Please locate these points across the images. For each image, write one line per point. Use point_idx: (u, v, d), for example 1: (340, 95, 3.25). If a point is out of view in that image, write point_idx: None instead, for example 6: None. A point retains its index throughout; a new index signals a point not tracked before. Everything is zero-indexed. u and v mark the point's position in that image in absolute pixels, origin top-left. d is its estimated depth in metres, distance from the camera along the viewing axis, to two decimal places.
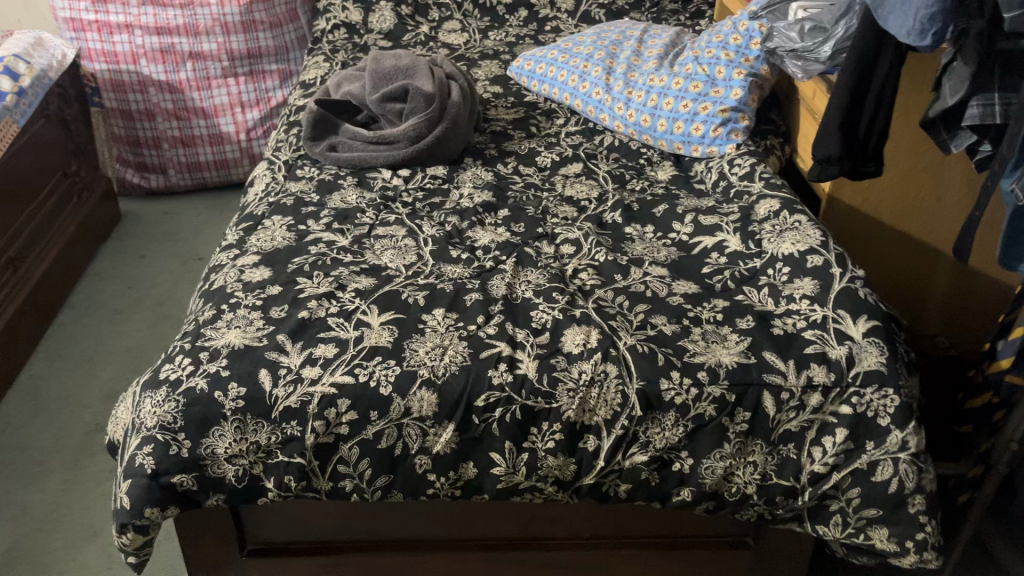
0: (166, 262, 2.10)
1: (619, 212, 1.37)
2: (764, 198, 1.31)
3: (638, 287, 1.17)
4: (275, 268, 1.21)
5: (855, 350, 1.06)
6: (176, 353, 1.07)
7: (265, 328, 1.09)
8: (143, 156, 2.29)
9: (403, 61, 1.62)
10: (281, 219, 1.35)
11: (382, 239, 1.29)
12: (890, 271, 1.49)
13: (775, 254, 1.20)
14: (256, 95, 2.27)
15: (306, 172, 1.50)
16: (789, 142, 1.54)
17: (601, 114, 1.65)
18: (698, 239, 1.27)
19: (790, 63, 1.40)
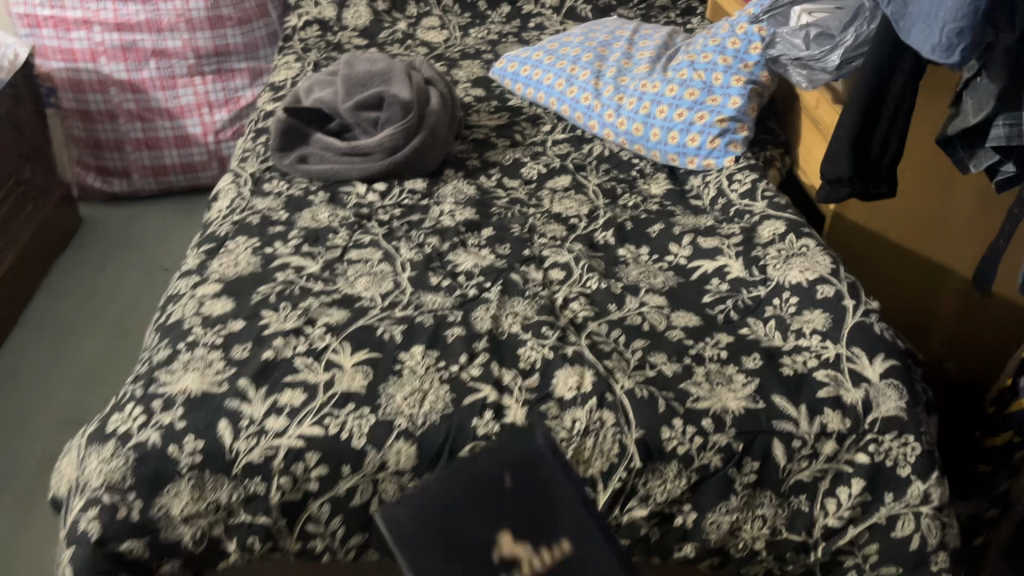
0: (127, 273, 1.99)
1: (611, 231, 1.27)
2: (767, 218, 1.22)
3: (634, 320, 1.08)
4: (238, 299, 1.11)
5: (872, 393, 0.96)
6: (126, 401, 0.97)
7: (226, 372, 0.99)
8: (104, 160, 2.16)
9: (378, 65, 1.50)
10: (246, 240, 1.25)
11: (355, 264, 1.19)
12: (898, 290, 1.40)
13: (782, 283, 1.11)
14: (225, 95, 2.15)
15: (274, 187, 1.39)
16: (789, 153, 1.45)
17: (589, 121, 1.55)
18: (697, 263, 1.18)
19: (792, 72, 1.30)
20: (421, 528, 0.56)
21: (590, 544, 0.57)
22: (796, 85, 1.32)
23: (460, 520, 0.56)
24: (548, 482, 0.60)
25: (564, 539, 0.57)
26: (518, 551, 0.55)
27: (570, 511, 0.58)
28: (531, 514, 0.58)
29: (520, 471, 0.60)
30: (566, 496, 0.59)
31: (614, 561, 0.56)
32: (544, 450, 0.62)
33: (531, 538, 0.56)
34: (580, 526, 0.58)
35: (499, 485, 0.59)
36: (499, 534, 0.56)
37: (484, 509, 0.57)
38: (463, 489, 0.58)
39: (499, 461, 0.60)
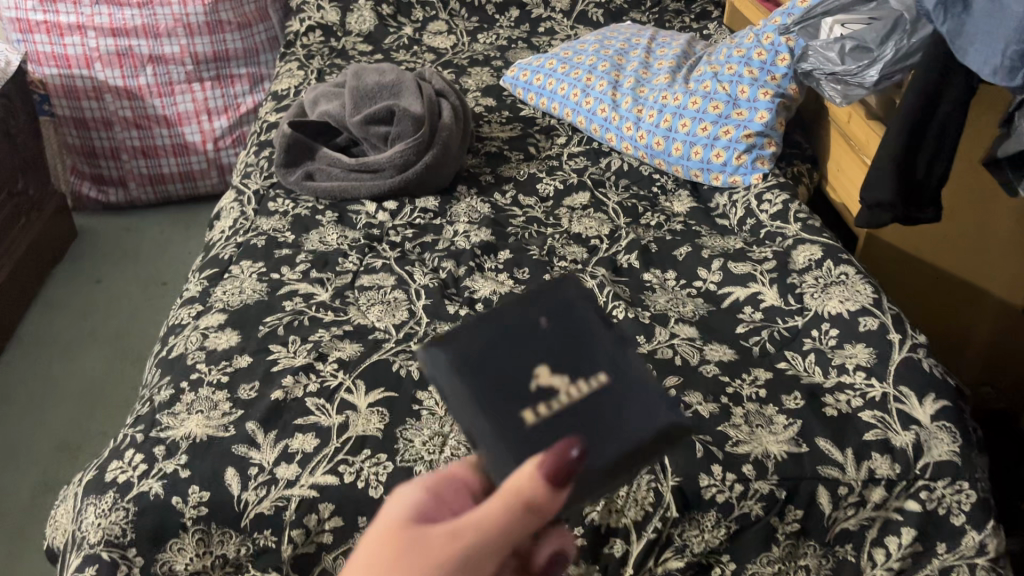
0: (125, 286, 1.92)
1: (636, 254, 1.21)
2: (802, 242, 1.16)
3: (665, 353, 1.02)
4: (244, 332, 1.04)
5: (923, 437, 0.90)
6: (126, 446, 0.91)
7: (233, 414, 0.93)
8: (99, 168, 2.09)
9: (387, 77, 1.43)
10: (250, 265, 1.18)
11: (368, 291, 1.12)
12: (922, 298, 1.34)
13: (820, 313, 1.05)
14: (224, 101, 2.09)
15: (279, 205, 1.33)
16: (817, 167, 1.39)
17: (607, 133, 1.49)
18: (727, 289, 1.12)
19: (826, 87, 1.23)
20: (473, 355, 0.61)
21: (623, 377, 0.61)
22: (830, 100, 1.25)
23: (495, 355, 0.61)
24: (581, 319, 0.63)
25: (600, 372, 0.61)
26: (557, 383, 0.60)
27: (605, 346, 0.62)
28: (565, 352, 0.61)
29: (555, 313, 0.63)
30: (601, 330, 0.63)
31: (643, 384, 0.61)
32: (576, 290, 0.66)
33: (566, 369, 0.60)
34: (613, 356, 0.62)
35: (537, 326, 0.63)
36: (539, 365, 0.61)
37: (527, 345, 0.61)
38: (505, 329, 0.62)
39: (536, 304, 0.64)
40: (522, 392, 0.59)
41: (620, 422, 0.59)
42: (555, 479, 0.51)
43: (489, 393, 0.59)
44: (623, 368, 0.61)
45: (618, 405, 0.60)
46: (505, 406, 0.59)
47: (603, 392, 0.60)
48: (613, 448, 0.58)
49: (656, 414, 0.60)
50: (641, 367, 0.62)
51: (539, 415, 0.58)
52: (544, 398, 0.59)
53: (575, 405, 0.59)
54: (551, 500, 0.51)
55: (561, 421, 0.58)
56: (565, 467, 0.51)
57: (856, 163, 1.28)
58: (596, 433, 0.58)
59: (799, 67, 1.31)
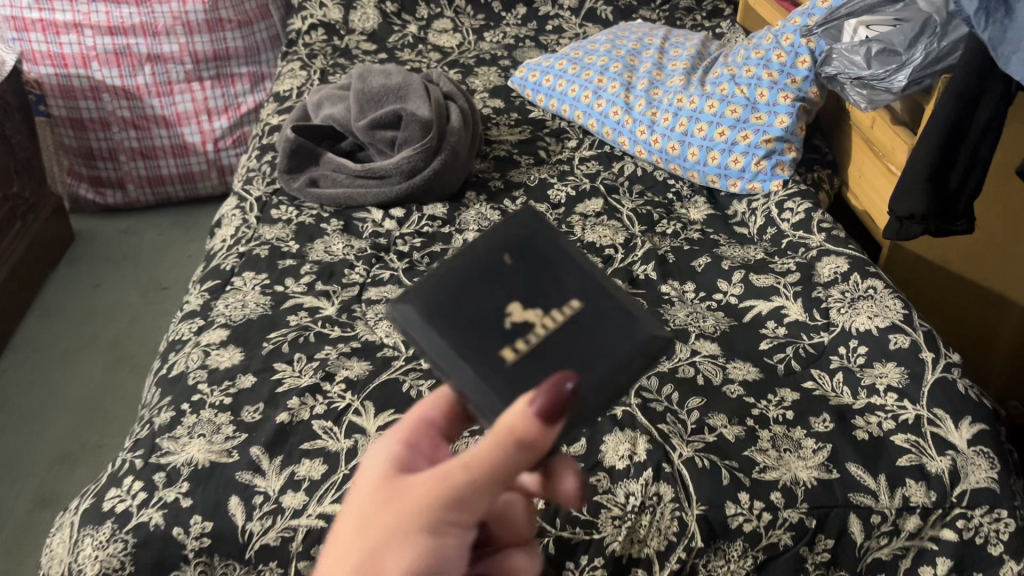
0: (124, 291, 1.88)
1: (652, 264, 1.17)
2: (826, 254, 1.11)
3: (687, 372, 0.97)
4: (248, 349, 1.00)
5: (960, 463, 0.86)
6: (125, 473, 0.87)
7: (236, 438, 0.88)
8: (97, 170, 2.04)
9: (394, 79, 1.39)
10: (253, 276, 1.14)
11: (375, 305, 1.08)
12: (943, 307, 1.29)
13: (848, 329, 1.00)
14: (225, 101, 2.04)
15: (283, 213, 1.28)
16: (837, 173, 1.35)
17: (619, 136, 1.44)
18: (749, 303, 1.08)
19: (850, 92, 1.19)
20: (440, 302, 0.57)
21: (597, 301, 0.58)
22: (854, 105, 1.21)
23: (463, 299, 0.57)
24: (547, 251, 0.60)
25: (572, 298, 0.58)
26: (532, 317, 0.57)
27: (573, 271, 0.59)
28: (533, 283, 0.58)
29: (518, 249, 0.59)
30: (567, 259, 0.60)
31: (616, 302, 0.59)
32: (536, 221, 0.61)
33: (538, 302, 0.57)
34: (584, 281, 0.59)
35: (501, 266, 0.59)
36: (510, 301, 0.57)
37: (495, 284, 0.58)
38: (467, 271, 0.58)
39: (496, 240, 0.60)
40: (497, 333, 0.56)
41: (602, 343, 0.56)
42: (550, 413, 0.49)
43: (464, 335, 0.56)
44: (596, 293, 0.59)
45: (598, 327, 0.57)
46: (483, 348, 0.55)
47: (581, 320, 0.57)
48: (599, 371, 0.56)
49: (634, 329, 0.58)
50: (613, 289, 0.60)
51: (519, 351, 0.55)
52: (522, 333, 0.56)
53: (554, 337, 0.56)
54: (545, 435, 0.49)
55: (543, 355, 0.55)
56: (563, 401, 0.49)
57: (878, 168, 1.24)
58: (579, 358, 0.55)
59: (821, 71, 1.26)
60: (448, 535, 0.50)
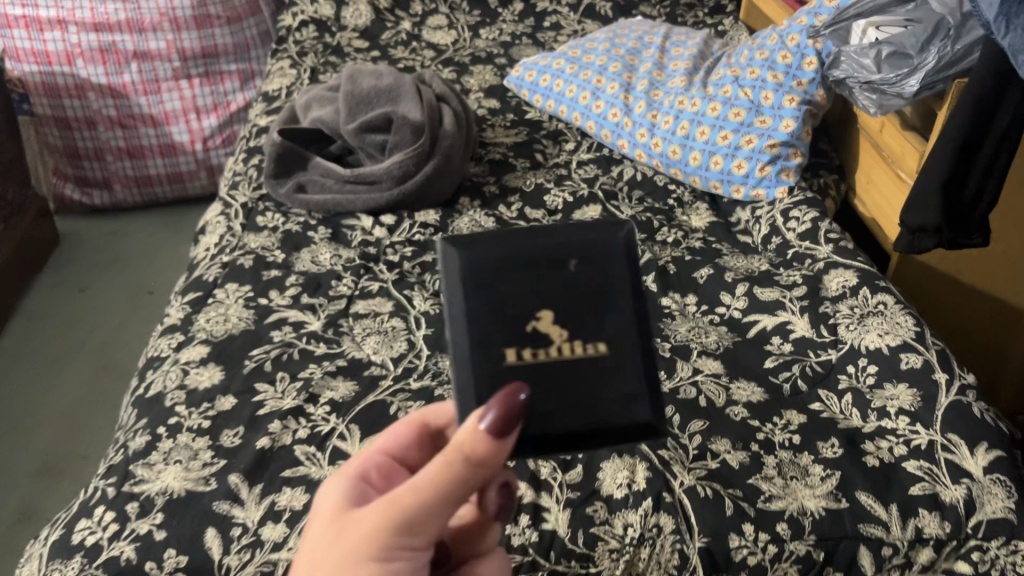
0: (111, 295, 1.83)
1: (652, 275, 1.12)
2: (834, 266, 1.07)
3: (689, 393, 0.93)
4: (229, 368, 0.96)
5: (975, 492, 0.82)
6: (97, 502, 0.82)
7: (213, 465, 0.84)
8: (83, 170, 2.00)
9: (385, 81, 1.34)
10: (237, 288, 1.10)
11: (363, 319, 1.04)
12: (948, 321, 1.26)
13: (856, 347, 0.96)
14: (214, 99, 1.99)
15: (268, 220, 1.24)
16: (844, 179, 1.30)
17: (618, 139, 1.39)
18: (753, 318, 1.04)
19: (858, 96, 1.13)
20: (487, 272, 0.57)
21: (623, 354, 0.57)
22: (862, 110, 1.15)
23: (509, 283, 0.57)
24: (614, 272, 0.58)
25: (602, 341, 0.57)
26: (555, 334, 0.56)
27: (622, 314, 0.57)
28: (576, 304, 0.57)
29: (589, 260, 0.57)
30: (625, 299, 0.57)
31: (640, 368, 0.57)
32: (627, 244, 0.58)
33: (571, 324, 0.56)
34: (625, 329, 0.57)
35: (563, 269, 0.57)
36: (545, 308, 0.56)
37: (544, 286, 0.57)
38: (528, 260, 0.57)
39: (578, 241, 0.58)
40: (515, 330, 0.56)
41: (597, 399, 0.56)
42: (501, 428, 0.51)
43: (483, 314, 0.56)
44: (630, 351, 0.57)
45: (604, 382, 0.56)
46: (491, 335, 0.56)
47: (594, 366, 0.57)
48: (579, 421, 0.56)
49: (636, 406, 0.57)
50: (648, 354, 0.58)
51: (521, 359, 0.56)
52: (535, 342, 0.56)
53: (561, 362, 0.56)
54: (497, 451, 0.51)
55: (541, 375, 0.56)
56: (514, 412, 0.51)
57: (887, 175, 1.19)
58: (567, 402, 0.56)
59: (828, 74, 1.22)
60: (399, 557, 0.52)
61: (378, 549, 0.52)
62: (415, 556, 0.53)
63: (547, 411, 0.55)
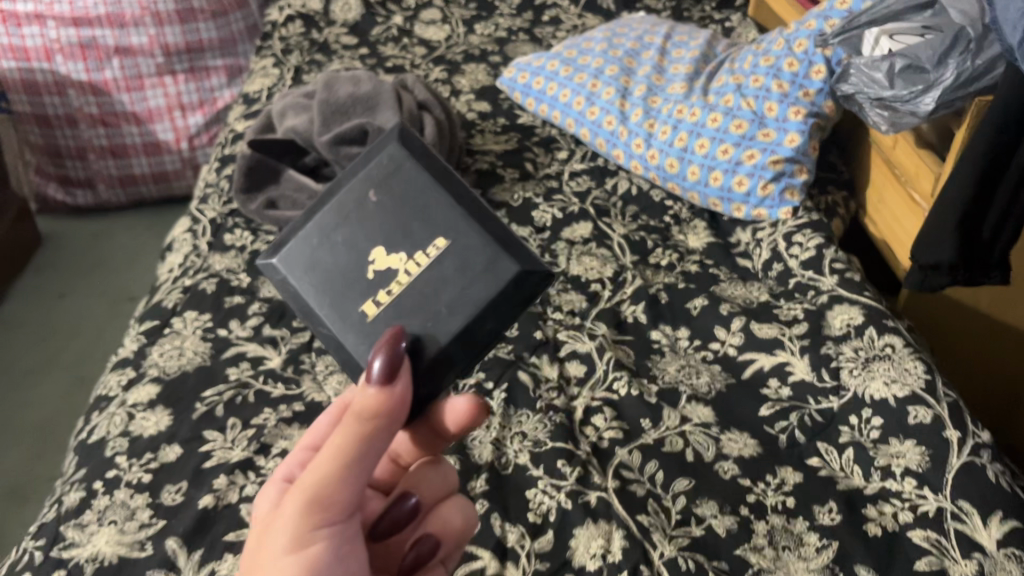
0: (89, 302, 1.77)
1: (642, 305, 1.04)
2: (839, 301, 0.98)
3: (675, 445, 0.85)
4: (177, 411, 0.89)
5: (988, 568, 0.72)
6: (22, 568, 0.76)
7: (151, 526, 0.77)
8: (65, 169, 1.93)
9: (363, 87, 1.25)
10: (196, 316, 1.03)
11: (327, 354, 0.96)
12: (949, 343, 1.20)
13: (861, 396, 0.87)
14: (200, 96, 1.91)
15: (237, 239, 1.16)
16: (854, 196, 1.21)
17: (613, 149, 1.31)
18: (749, 357, 0.95)
19: (869, 112, 1.04)
20: (311, 258, 0.64)
21: (458, 232, 0.62)
22: (872, 127, 1.06)
23: (339, 251, 0.63)
24: (408, 179, 0.63)
25: (438, 237, 0.62)
26: (395, 261, 0.61)
27: (436, 205, 0.62)
28: (397, 225, 0.62)
29: (381, 188, 0.63)
30: (434, 193, 0.63)
31: (478, 234, 0.62)
32: (401, 147, 0.64)
33: (400, 245, 0.61)
34: (447, 215, 0.62)
35: (368, 206, 0.63)
36: (374, 248, 0.62)
37: (360, 231, 0.62)
38: (333, 221, 0.63)
39: (362, 179, 0.64)
40: (364, 282, 0.61)
41: (463, 288, 0.61)
42: (388, 375, 0.54)
43: (332, 289, 0.62)
44: (459, 229, 0.62)
45: (460, 268, 0.61)
46: (346, 300, 0.62)
47: (444, 260, 0.61)
48: (461, 316, 0.60)
49: (499, 267, 0.62)
50: (479, 222, 0.63)
51: (379, 303, 0.61)
52: (383, 282, 0.61)
53: (416, 279, 0.61)
54: (382, 398, 0.53)
55: (401, 304, 0.60)
56: (395, 361, 0.55)
57: (900, 195, 1.10)
58: (437, 310, 0.60)
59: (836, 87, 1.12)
60: (316, 537, 0.52)
61: (293, 534, 0.51)
62: (333, 535, 0.53)
63: (428, 323, 0.60)
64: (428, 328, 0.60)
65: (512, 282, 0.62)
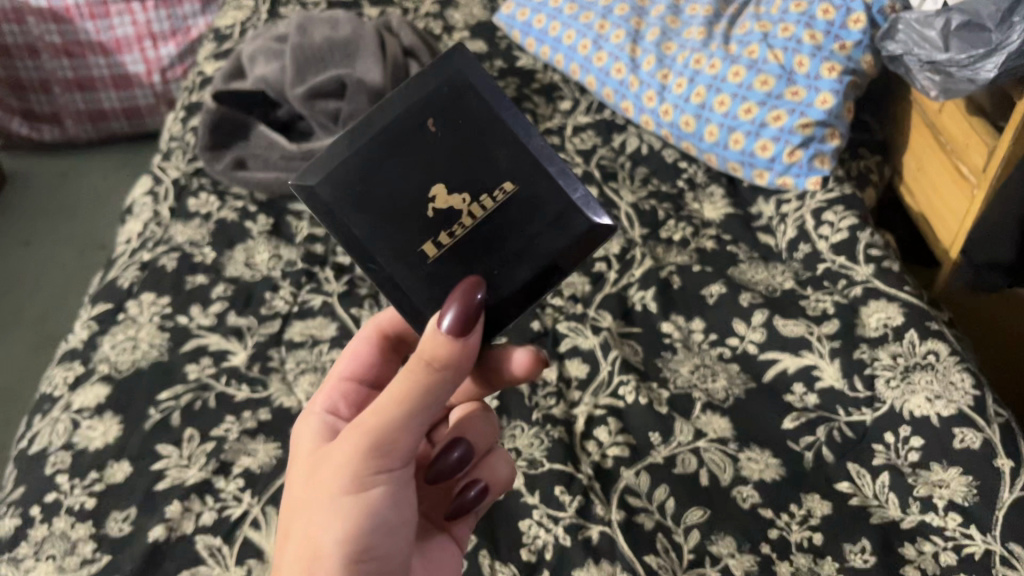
0: (53, 251, 1.66)
1: (652, 290, 0.93)
2: (874, 295, 0.86)
3: (687, 466, 0.76)
4: (128, 419, 0.78)
5: None
6: None
7: (94, 564, 0.68)
8: (29, 103, 1.79)
9: (341, 31, 1.11)
10: (153, 299, 0.92)
11: (297, 350, 0.86)
12: None
13: (898, 411, 0.77)
14: (171, 24, 1.75)
15: (202, 204, 1.05)
16: (889, 160, 1.09)
17: (622, 100, 1.18)
18: (771, 356, 0.85)
19: (916, 75, 0.90)
20: (356, 184, 0.52)
21: (530, 179, 0.54)
22: (919, 92, 0.92)
23: (390, 179, 0.52)
24: (473, 111, 0.53)
25: (506, 181, 0.53)
26: (457, 202, 0.52)
27: (506, 143, 0.54)
28: (462, 161, 0.53)
29: (443, 112, 0.53)
30: (500, 127, 0.54)
31: (551, 183, 0.54)
32: (466, 72, 0.53)
33: (465, 185, 0.52)
34: (516, 155, 0.54)
35: (425, 133, 0.52)
36: (433, 183, 0.52)
37: (415, 161, 0.52)
38: (383, 145, 0.52)
39: (418, 100, 0.53)
40: (419, 219, 0.52)
41: (532, 239, 0.54)
42: (462, 328, 0.49)
43: (386, 228, 0.53)
44: (530, 171, 0.54)
45: (530, 219, 0.54)
46: (402, 239, 0.53)
47: (512, 207, 0.53)
48: (529, 268, 0.54)
49: (572, 220, 0.55)
50: (550, 163, 0.55)
51: (443, 245, 0.52)
52: (446, 223, 0.52)
53: (481, 225, 0.53)
54: (455, 358, 0.49)
55: (468, 250, 0.53)
56: (474, 311, 0.49)
57: (944, 165, 0.98)
58: (505, 259, 0.53)
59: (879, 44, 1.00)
60: (374, 483, 0.53)
61: (349, 480, 0.52)
62: (393, 475, 0.53)
63: (497, 276, 0.53)
64: (498, 282, 0.53)
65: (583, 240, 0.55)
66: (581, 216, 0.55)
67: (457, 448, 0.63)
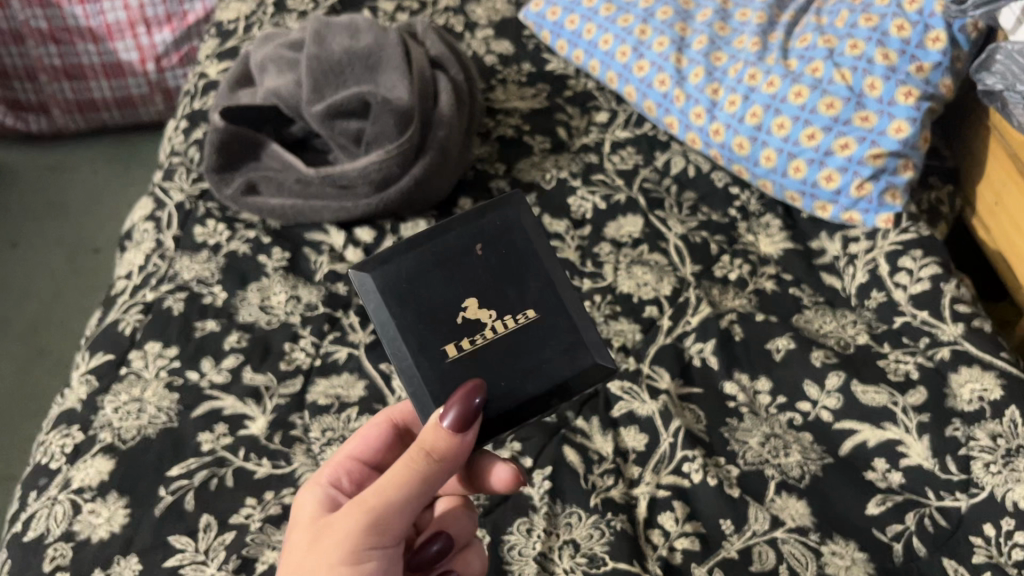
0: (43, 255, 1.56)
1: (712, 343, 0.84)
2: (965, 362, 0.78)
3: (768, 564, 0.67)
4: (136, 503, 0.70)
5: None
6: None
7: None
8: (14, 92, 1.67)
9: (361, 40, 1.00)
10: (159, 349, 0.82)
11: (323, 415, 0.77)
12: None
13: (1001, 502, 0.69)
14: (167, 8, 1.61)
15: (209, 234, 0.95)
16: (961, 190, 1.00)
17: (665, 115, 1.08)
18: (848, 426, 0.77)
19: (1015, 111, 0.82)
20: (405, 282, 0.59)
21: (551, 314, 0.60)
22: (1016, 128, 0.84)
23: (433, 287, 0.59)
24: (516, 247, 0.60)
25: (529, 309, 0.59)
26: (483, 316, 0.58)
27: (537, 279, 0.60)
28: (495, 283, 0.59)
29: (490, 242, 0.60)
30: (537, 265, 0.61)
31: (569, 322, 0.60)
32: (517, 216, 0.61)
33: (494, 303, 0.58)
34: (545, 292, 0.60)
35: (470, 255, 0.59)
36: (467, 296, 0.58)
37: (456, 276, 0.59)
38: (435, 259, 0.59)
39: (471, 229, 0.60)
40: (447, 324, 0.58)
41: (542, 361, 0.58)
42: (462, 425, 0.52)
43: (419, 325, 0.58)
44: (553, 306, 0.60)
45: (544, 345, 0.59)
46: (431, 338, 0.57)
47: (531, 332, 0.59)
48: (533, 386, 0.58)
49: (581, 354, 0.60)
50: (572, 305, 0.61)
51: (462, 349, 0.57)
52: (469, 332, 0.58)
53: (500, 342, 0.58)
54: (455, 448, 0.52)
55: (484, 359, 0.57)
56: (473, 411, 0.52)
57: None
58: (514, 372, 0.57)
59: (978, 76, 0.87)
60: (370, 556, 0.51)
61: (347, 550, 0.50)
62: (386, 555, 0.52)
63: (504, 388, 0.57)
64: (504, 393, 0.57)
65: (585, 377, 0.60)
66: (588, 353, 0.60)
67: (436, 542, 0.60)
